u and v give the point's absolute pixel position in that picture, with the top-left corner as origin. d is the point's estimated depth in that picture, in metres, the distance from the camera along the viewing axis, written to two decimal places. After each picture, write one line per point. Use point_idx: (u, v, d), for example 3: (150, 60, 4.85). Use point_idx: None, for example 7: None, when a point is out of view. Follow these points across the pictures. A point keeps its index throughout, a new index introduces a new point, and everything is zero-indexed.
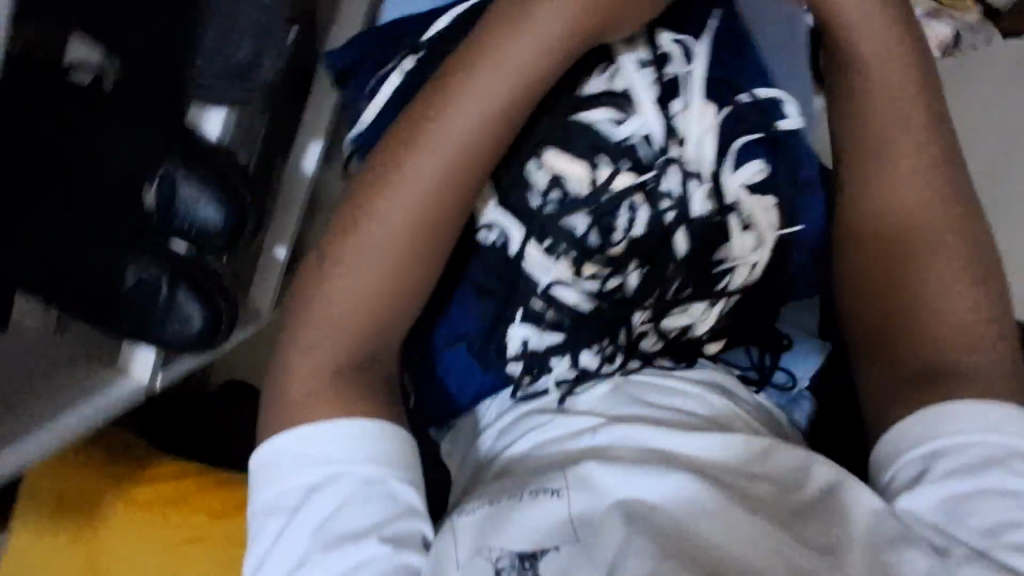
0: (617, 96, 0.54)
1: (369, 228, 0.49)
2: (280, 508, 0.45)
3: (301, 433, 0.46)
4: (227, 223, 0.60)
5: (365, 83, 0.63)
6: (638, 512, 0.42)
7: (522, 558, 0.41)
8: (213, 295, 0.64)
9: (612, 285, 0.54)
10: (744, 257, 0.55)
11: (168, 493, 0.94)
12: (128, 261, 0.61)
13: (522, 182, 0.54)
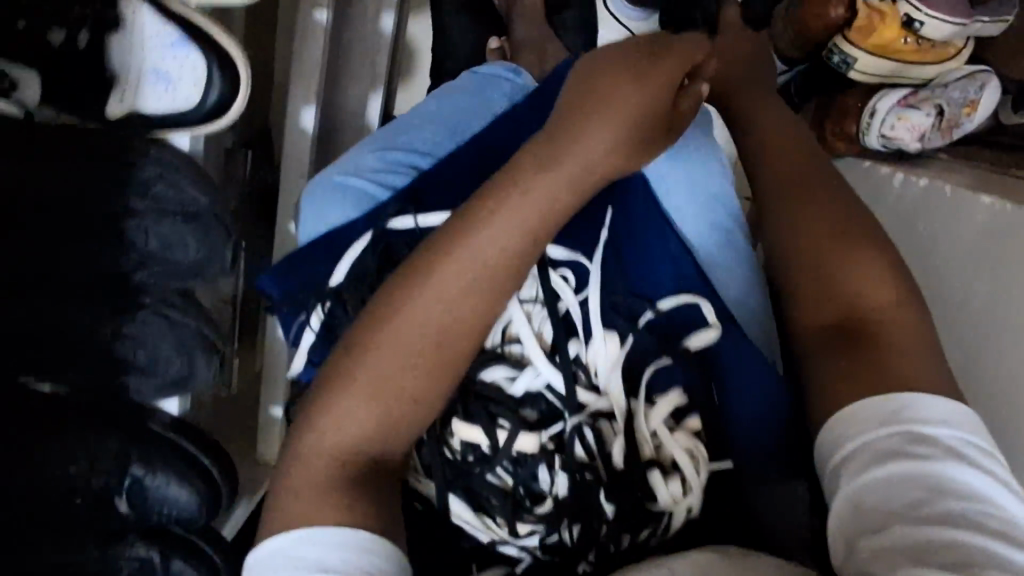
0: (513, 356, 0.53)
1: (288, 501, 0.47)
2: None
3: (298, 549, 0.44)
4: (204, 498, 0.62)
5: (291, 326, 0.65)
6: None
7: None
8: (206, 553, 0.66)
9: (547, 539, 0.50)
10: (678, 504, 0.50)
11: None
12: (117, 558, 0.62)
13: (439, 450, 0.51)
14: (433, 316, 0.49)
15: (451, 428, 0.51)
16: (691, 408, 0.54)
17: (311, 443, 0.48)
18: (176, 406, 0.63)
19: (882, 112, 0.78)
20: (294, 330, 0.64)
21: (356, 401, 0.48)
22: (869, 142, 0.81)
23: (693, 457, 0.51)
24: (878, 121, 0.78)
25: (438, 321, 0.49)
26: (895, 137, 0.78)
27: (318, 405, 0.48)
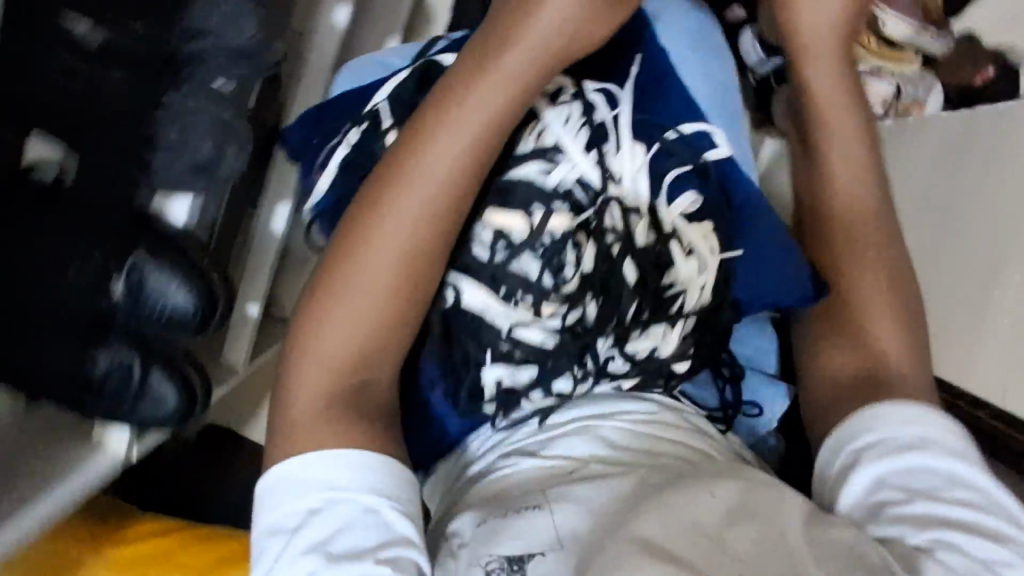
0: (550, 159, 0.67)
1: (309, 369, 0.63)
2: (289, 539, 0.57)
3: (317, 475, 0.59)
4: (199, 305, 0.62)
5: (313, 165, 0.73)
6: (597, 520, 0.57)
7: (509, 562, 0.55)
8: (186, 371, 0.66)
9: (524, 451, 0.67)
10: (692, 280, 0.70)
11: (145, 551, 0.95)
12: (96, 350, 0.61)
13: (473, 244, 0.67)
14: (410, 220, 0.62)
15: (490, 222, 0.67)
16: (694, 211, 0.70)
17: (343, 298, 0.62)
18: (182, 216, 0.64)
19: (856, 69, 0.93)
20: (319, 159, 0.72)
21: (355, 304, 0.62)
22: None
23: (701, 263, 0.70)
24: None
25: (379, 244, 0.62)
26: None
27: (320, 308, 0.63)
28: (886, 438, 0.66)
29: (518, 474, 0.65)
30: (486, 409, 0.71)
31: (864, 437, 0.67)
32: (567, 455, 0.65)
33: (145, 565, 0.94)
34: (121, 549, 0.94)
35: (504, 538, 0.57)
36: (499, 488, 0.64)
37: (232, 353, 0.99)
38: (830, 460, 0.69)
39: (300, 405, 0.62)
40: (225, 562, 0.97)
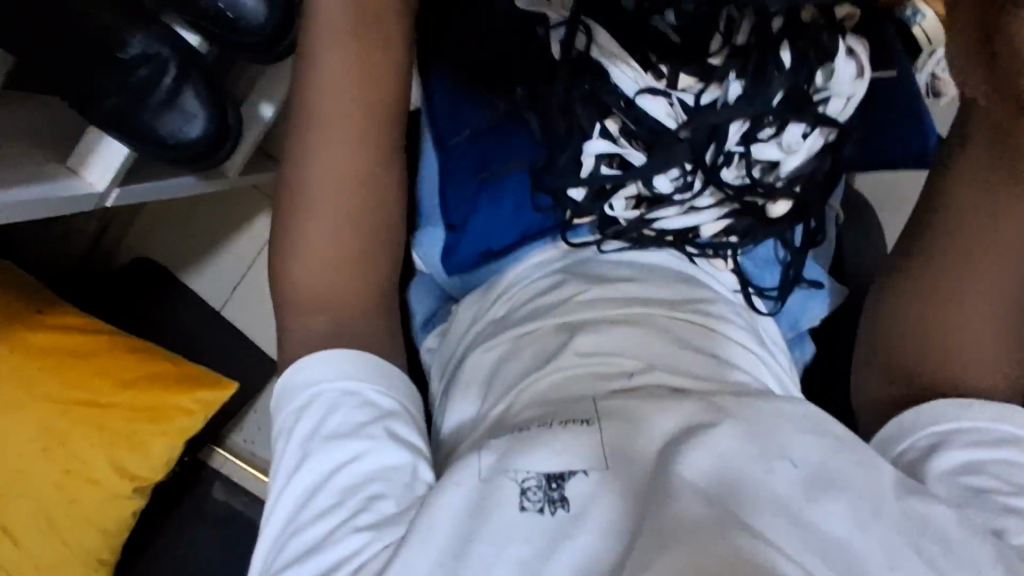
0: None
1: (309, 286, 0.61)
2: (291, 427, 0.54)
3: (304, 373, 0.56)
4: (265, 22, 0.61)
5: None
6: (682, 456, 0.45)
7: (548, 480, 0.46)
8: (220, 101, 0.61)
9: (557, 323, 0.58)
10: (843, 88, 0.63)
11: (65, 346, 0.82)
12: (137, 29, 0.57)
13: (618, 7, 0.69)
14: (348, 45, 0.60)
15: None
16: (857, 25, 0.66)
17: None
18: None
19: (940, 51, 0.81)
20: None
21: (305, 199, 0.60)
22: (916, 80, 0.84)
23: (855, 74, 0.63)
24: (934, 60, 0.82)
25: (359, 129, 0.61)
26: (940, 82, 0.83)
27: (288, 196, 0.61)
28: (980, 443, 0.51)
29: (548, 376, 0.54)
30: (527, 259, 0.66)
31: (944, 426, 0.53)
32: (610, 351, 0.55)
33: (61, 360, 0.81)
34: (38, 335, 0.81)
35: (543, 451, 0.47)
36: (540, 388, 0.54)
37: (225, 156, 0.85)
38: (900, 437, 0.55)
39: (305, 294, 0.60)
40: (154, 384, 0.83)
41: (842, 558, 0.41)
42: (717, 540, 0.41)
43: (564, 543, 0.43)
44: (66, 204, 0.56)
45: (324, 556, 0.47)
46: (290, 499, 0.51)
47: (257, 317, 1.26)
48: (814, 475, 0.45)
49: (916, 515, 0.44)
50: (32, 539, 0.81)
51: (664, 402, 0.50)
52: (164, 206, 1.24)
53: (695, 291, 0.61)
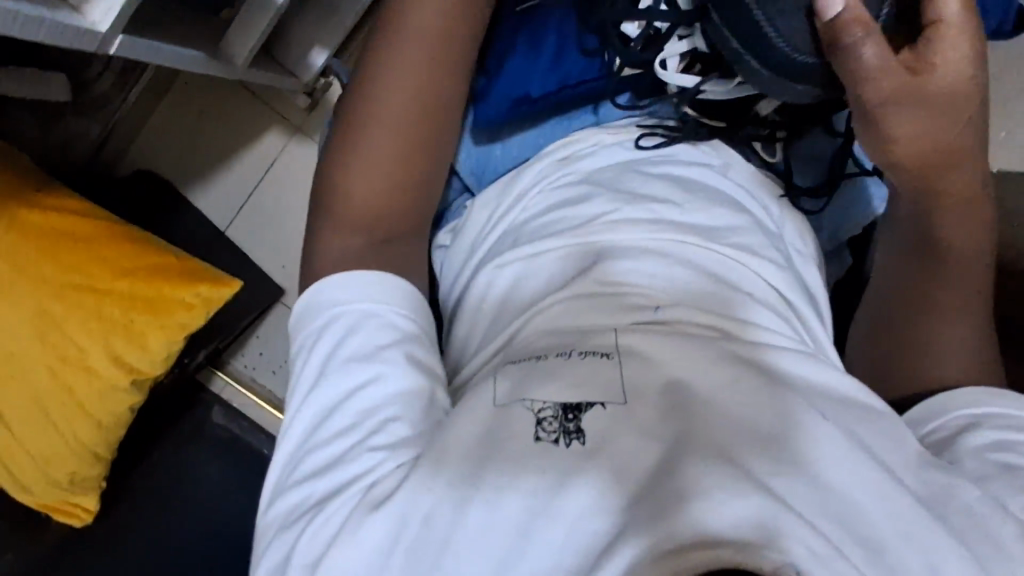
0: None
1: (358, 178, 0.56)
2: (309, 347, 0.50)
3: (324, 292, 0.52)
4: None
5: None
6: (707, 407, 0.41)
7: (564, 411, 0.42)
8: None
9: (581, 255, 0.52)
10: None
11: (64, 228, 0.79)
12: None
13: None
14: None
15: None
16: None
17: None
18: None
19: None
20: None
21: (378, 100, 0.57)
22: None
23: None
24: None
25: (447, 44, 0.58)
26: None
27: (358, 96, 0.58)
28: (1010, 428, 0.46)
29: (565, 301, 0.49)
30: (553, 152, 0.62)
31: (971, 410, 0.48)
32: (636, 281, 0.49)
33: (59, 242, 0.78)
34: (36, 216, 0.78)
35: (558, 380, 0.43)
36: (555, 313, 0.49)
37: (235, 43, 0.81)
38: (927, 417, 0.50)
39: (356, 185, 0.56)
40: (154, 275, 0.80)
41: (869, 523, 0.37)
42: (743, 507, 0.35)
43: (573, 484, 0.38)
44: (66, 38, 0.53)
45: (336, 480, 0.44)
46: (301, 424, 0.47)
47: (261, 240, 1.21)
48: (846, 432, 0.41)
49: (943, 488, 0.41)
50: (26, 426, 0.81)
51: (692, 339, 0.44)
52: (170, 118, 1.20)
53: (736, 227, 0.54)
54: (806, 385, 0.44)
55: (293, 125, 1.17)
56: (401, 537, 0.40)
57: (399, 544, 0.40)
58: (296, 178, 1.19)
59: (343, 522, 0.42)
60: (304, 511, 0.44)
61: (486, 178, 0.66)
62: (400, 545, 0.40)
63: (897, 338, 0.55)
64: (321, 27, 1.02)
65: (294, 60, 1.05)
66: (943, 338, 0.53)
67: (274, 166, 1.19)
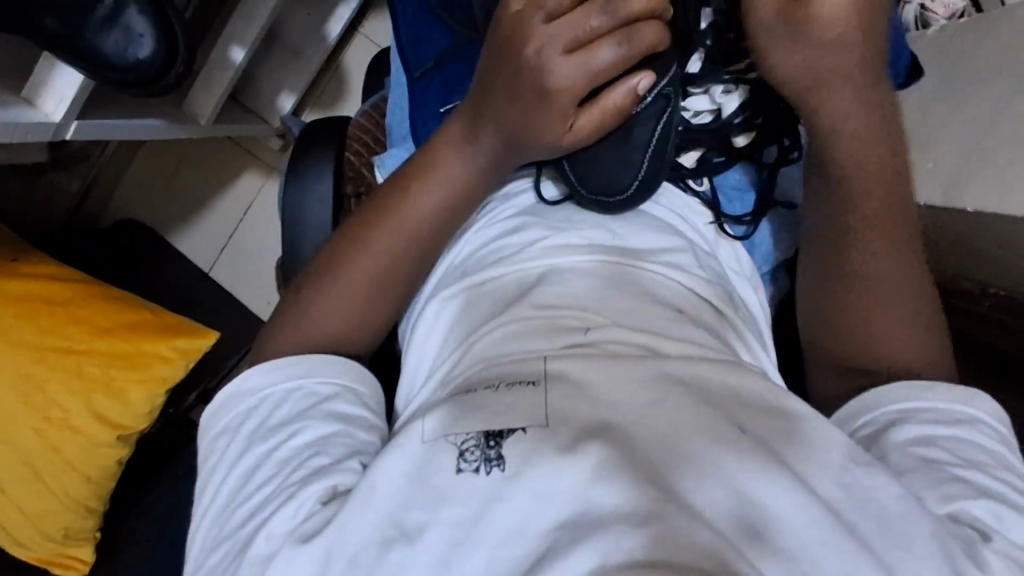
0: None
1: (329, 299, 0.54)
2: (235, 426, 0.49)
3: (251, 376, 0.51)
4: None
5: None
6: (637, 442, 0.38)
7: (486, 438, 0.40)
8: (171, 20, 0.55)
9: (519, 283, 0.50)
10: None
11: (42, 293, 0.82)
12: None
13: None
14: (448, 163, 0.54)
15: None
16: None
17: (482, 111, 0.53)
18: None
19: None
20: None
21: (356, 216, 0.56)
22: (904, 12, 0.79)
23: None
24: None
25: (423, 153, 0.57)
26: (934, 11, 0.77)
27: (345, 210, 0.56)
28: (938, 423, 0.44)
29: (500, 329, 0.47)
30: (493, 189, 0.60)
31: (901, 405, 0.45)
32: (571, 304, 0.47)
33: (37, 307, 0.81)
34: (15, 283, 0.81)
35: (477, 412, 0.41)
36: (493, 339, 0.47)
37: (198, 102, 0.83)
38: (858, 413, 0.47)
39: (323, 302, 0.54)
40: (131, 331, 0.83)
41: (796, 537, 0.34)
42: (635, 502, 0.35)
43: (494, 506, 0.37)
44: (23, 131, 0.56)
45: (258, 522, 0.42)
46: (230, 482, 0.46)
47: (244, 279, 1.24)
48: (766, 446, 0.38)
49: (866, 491, 0.37)
50: (16, 483, 0.83)
51: (625, 364, 0.42)
52: (149, 167, 1.23)
53: (666, 247, 0.53)
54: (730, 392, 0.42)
55: (268, 167, 1.20)
56: (327, 571, 0.38)
57: None
58: (275, 215, 1.21)
59: (274, 553, 0.40)
60: (232, 558, 0.42)
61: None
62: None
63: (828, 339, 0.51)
64: (288, 73, 1.05)
65: (263, 105, 1.06)
66: (894, 324, 0.49)
67: (252, 207, 1.22)
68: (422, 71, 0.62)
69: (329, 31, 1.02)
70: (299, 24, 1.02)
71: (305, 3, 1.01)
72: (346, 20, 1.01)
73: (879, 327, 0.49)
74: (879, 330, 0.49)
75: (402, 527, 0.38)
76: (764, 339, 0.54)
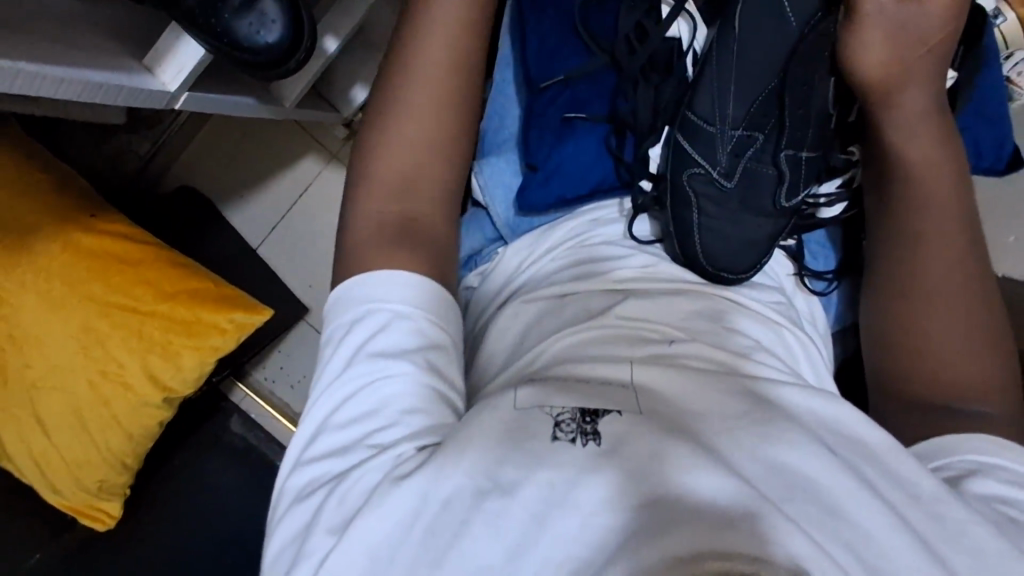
0: None
1: (375, 192, 0.56)
2: (339, 338, 0.51)
3: (359, 285, 0.52)
4: None
5: None
6: (726, 453, 0.39)
7: (583, 414, 0.42)
8: (298, 11, 0.58)
9: (611, 290, 0.53)
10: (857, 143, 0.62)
11: (113, 251, 0.84)
12: None
13: None
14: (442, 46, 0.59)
15: None
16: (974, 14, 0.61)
17: (432, 23, 0.59)
18: None
19: (1018, 56, 0.78)
20: None
21: (409, 126, 0.57)
22: None
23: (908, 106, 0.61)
24: (1011, 63, 0.78)
25: (462, 81, 0.60)
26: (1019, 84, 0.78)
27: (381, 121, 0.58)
28: (1013, 485, 0.43)
29: (582, 332, 0.50)
30: (587, 212, 0.61)
31: (980, 459, 0.44)
32: (656, 321, 0.50)
33: (107, 263, 0.83)
34: (89, 238, 0.83)
35: (573, 391, 0.44)
36: (577, 340, 0.49)
37: (287, 85, 0.83)
38: (935, 456, 0.46)
39: (364, 192, 0.56)
40: (192, 299, 0.85)
41: (887, 556, 0.36)
42: (727, 497, 0.37)
43: (588, 476, 0.39)
44: (142, 98, 0.57)
45: (350, 461, 0.45)
46: (327, 405, 0.48)
47: (292, 259, 1.25)
48: (847, 464, 0.40)
49: (953, 526, 0.38)
50: (63, 433, 0.85)
51: (718, 385, 0.44)
52: (214, 139, 1.24)
53: (739, 289, 0.55)
54: (814, 416, 0.43)
55: (330, 152, 1.21)
56: (421, 514, 0.40)
57: (418, 520, 0.40)
58: (331, 202, 1.22)
59: (370, 491, 0.43)
60: (322, 484, 0.45)
61: (522, 229, 0.63)
62: (419, 521, 0.40)
63: (894, 362, 0.53)
64: (367, 65, 1.06)
65: (337, 94, 1.07)
66: (967, 348, 0.50)
67: (309, 189, 1.23)
68: (548, 82, 0.64)
69: None
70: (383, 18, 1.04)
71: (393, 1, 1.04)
72: None
73: (960, 351, 0.51)
74: (956, 356, 0.50)
75: (494, 480, 0.40)
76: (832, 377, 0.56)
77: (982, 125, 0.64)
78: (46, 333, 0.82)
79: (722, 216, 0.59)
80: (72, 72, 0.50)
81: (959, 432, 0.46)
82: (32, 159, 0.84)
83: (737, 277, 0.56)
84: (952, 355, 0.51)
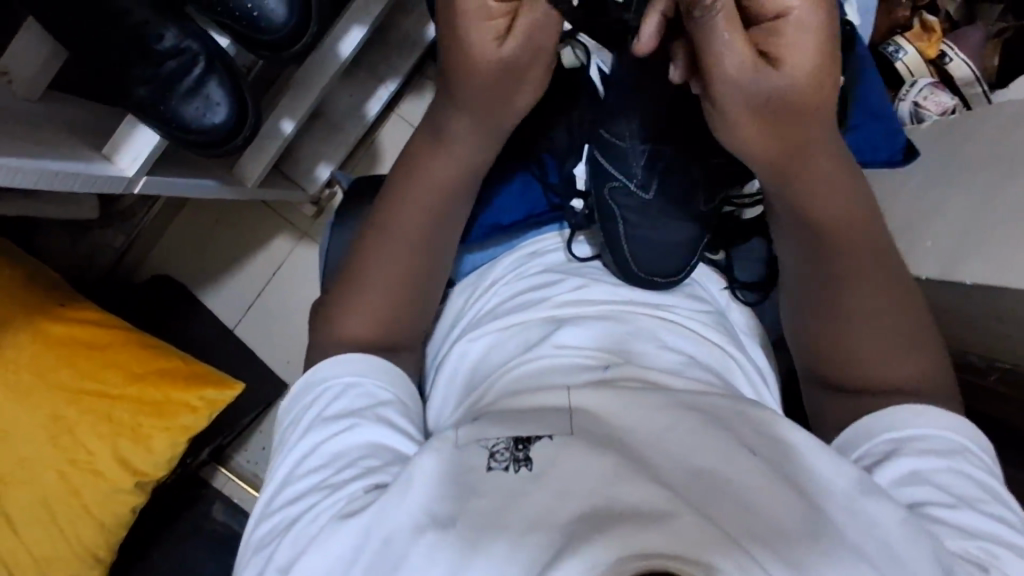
0: None
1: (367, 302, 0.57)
2: (300, 412, 0.52)
3: (317, 364, 0.54)
4: (288, 23, 0.61)
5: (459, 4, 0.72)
6: (651, 467, 0.40)
7: (516, 442, 0.43)
8: (241, 94, 0.64)
9: (554, 323, 0.55)
10: None
11: (82, 338, 0.85)
12: (170, 23, 0.61)
13: None
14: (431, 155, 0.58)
15: None
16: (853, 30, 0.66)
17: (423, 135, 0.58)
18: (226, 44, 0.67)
19: (921, 83, 0.85)
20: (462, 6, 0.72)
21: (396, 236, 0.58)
22: (898, 108, 0.87)
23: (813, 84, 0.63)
24: (916, 89, 0.85)
25: None
26: (926, 107, 0.84)
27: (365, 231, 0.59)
28: (927, 454, 0.46)
29: (526, 366, 0.51)
30: (524, 245, 0.65)
31: (895, 436, 0.48)
32: (594, 348, 0.52)
33: (77, 350, 0.84)
34: (58, 327, 0.85)
35: (507, 422, 0.45)
36: (519, 374, 0.51)
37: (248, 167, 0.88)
38: (857, 440, 0.49)
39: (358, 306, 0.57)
40: (161, 378, 0.85)
41: (807, 548, 0.37)
42: (650, 503, 0.38)
43: (519, 499, 0.40)
44: (98, 183, 0.60)
45: (303, 511, 0.46)
46: (284, 466, 0.49)
47: (269, 337, 1.26)
48: (770, 463, 0.41)
49: (869, 516, 0.39)
50: (31, 527, 0.83)
51: (652, 400, 0.45)
52: (188, 227, 1.28)
53: (679, 309, 0.58)
54: (747, 424, 0.44)
55: (300, 230, 1.25)
56: (362, 552, 0.41)
57: (361, 560, 0.41)
58: (303, 278, 1.25)
59: (320, 530, 0.43)
60: (277, 535, 0.46)
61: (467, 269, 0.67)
62: (360, 564, 0.41)
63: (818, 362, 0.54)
64: (327, 144, 1.12)
65: (302, 173, 1.12)
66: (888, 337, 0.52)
67: (282, 267, 1.26)
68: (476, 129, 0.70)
69: (367, 109, 1.10)
70: (342, 101, 1.11)
71: (348, 84, 1.11)
72: (383, 100, 1.10)
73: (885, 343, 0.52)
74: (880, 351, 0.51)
75: (434, 515, 0.41)
76: (772, 390, 0.57)
77: (879, 119, 0.68)
78: (15, 425, 0.82)
79: (644, 220, 0.62)
80: (32, 163, 0.54)
81: (874, 412, 0.50)
82: (9, 255, 0.87)
83: (668, 279, 0.60)
84: (873, 362, 0.51)
